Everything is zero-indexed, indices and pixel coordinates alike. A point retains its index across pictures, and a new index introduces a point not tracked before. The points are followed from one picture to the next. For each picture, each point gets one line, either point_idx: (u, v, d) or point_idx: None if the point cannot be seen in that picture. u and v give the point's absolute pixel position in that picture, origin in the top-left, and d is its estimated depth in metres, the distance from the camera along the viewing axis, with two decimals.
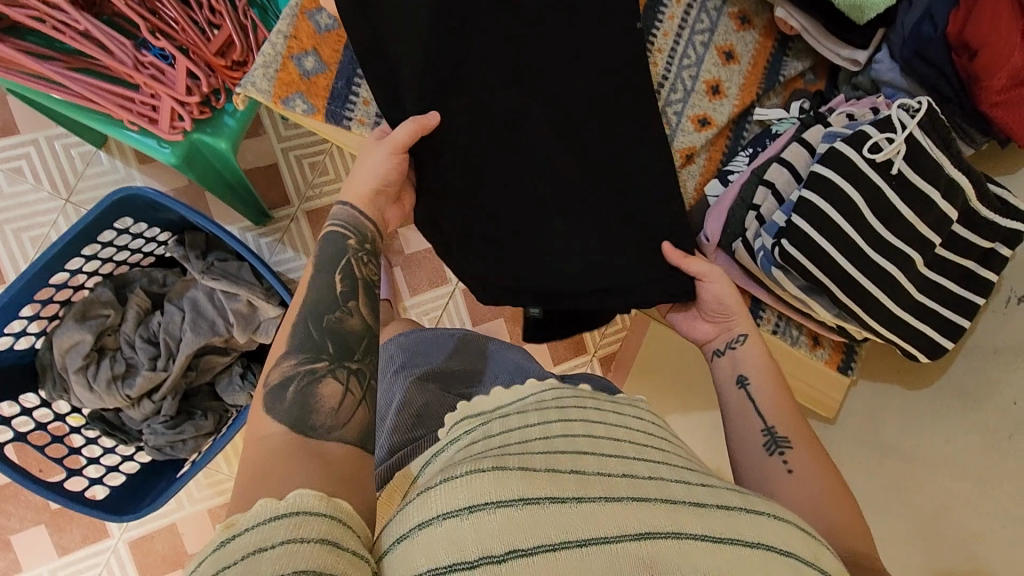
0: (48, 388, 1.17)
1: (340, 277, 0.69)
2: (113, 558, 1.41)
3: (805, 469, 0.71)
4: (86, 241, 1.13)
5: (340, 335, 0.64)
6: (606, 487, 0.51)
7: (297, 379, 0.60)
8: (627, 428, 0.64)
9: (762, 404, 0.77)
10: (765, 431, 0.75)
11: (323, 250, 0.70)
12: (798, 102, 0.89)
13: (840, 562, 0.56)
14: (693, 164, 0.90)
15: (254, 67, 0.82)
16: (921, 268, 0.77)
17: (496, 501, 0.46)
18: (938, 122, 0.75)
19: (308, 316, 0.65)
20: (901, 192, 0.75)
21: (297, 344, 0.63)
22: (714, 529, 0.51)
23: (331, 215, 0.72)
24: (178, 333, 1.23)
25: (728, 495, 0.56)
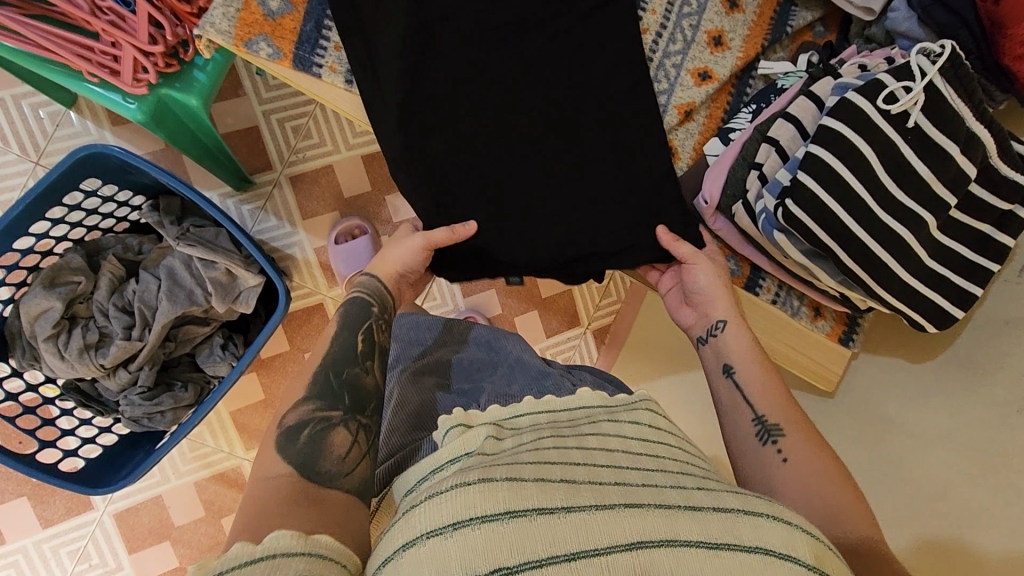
0: (18, 357, 1.13)
1: (361, 339, 0.72)
2: (98, 531, 1.39)
3: (801, 457, 0.66)
4: (51, 203, 1.07)
5: (357, 389, 0.68)
6: (597, 494, 0.49)
7: (311, 424, 0.63)
8: (622, 437, 0.62)
9: (751, 392, 0.72)
10: (756, 421, 0.70)
11: (348, 311, 0.74)
12: (806, 55, 0.82)
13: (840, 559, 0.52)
14: (692, 122, 0.84)
15: (213, 6, 0.77)
16: (934, 232, 0.72)
17: (480, 516, 0.45)
18: (961, 70, 0.69)
19: (329, 367, 0.69)
20: (917, 147, 0.69)
21: (314, 391, 0.66)
22: (711, 534, 0.47)
23: (358, 282, 0.76)
24: (154, 301, 1.18)
25: (726, 497, 0.52)
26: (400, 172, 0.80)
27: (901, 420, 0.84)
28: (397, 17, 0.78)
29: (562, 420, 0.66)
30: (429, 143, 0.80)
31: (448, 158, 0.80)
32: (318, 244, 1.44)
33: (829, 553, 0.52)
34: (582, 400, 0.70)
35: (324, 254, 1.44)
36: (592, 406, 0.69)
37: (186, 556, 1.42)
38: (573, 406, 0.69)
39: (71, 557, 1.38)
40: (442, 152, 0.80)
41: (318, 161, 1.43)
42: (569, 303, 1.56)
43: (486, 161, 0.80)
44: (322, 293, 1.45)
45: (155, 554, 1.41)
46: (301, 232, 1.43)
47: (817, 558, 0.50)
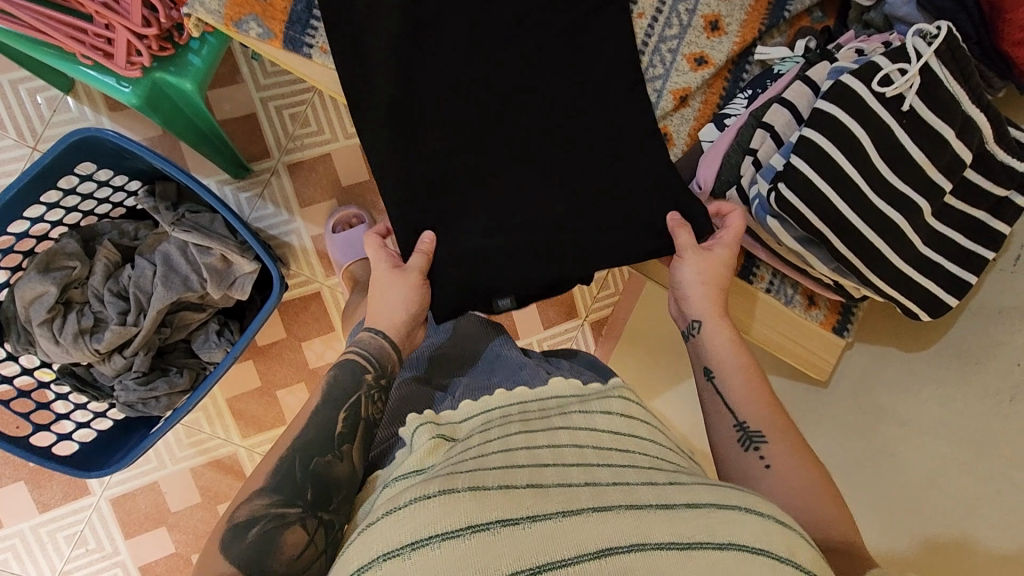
0: (13, 341, 1.13)
1: (343, 416, 0.70)
2: (95, 516, 1.39)
3: (782, 463, 0.70)
4: (44, 187, 1.07)
5: (322, 482, 0.65)
6: (563, 499, 0.50)
7: (263, 520, 0.62)
8: (594, 429, 0.64)
9: (731, 398, 0.75)
10: (737, 427, 0.73)
11: (338, 380, 0.73)
12: (804, 41, 0.81)
13: (816, 552, 0.52)
14: (688, 107, 0.84)
15: None
16: (928, 218, 0.72)
17: (440, 534, 0.46)
18: (958, 53, 0.68)
19: (297, 456, 0.66)
20: (912, 130, 0.69)
21: (273, 484, 0.64)
22: (683, 535, 0.48)
23: (357, 344, 0.75)
24: (150, 287, 1.18)
25: (696, 492, 0.54)
26: (392, 154, 0.80)
27: (893, 408, 0.84)
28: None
29: (532, 411, 0.68)
30: (422, 127, 0.79)
31: (440, 141, 0.80)
32: (315, 232, 1.44)
33: (803, 544, 0.52)
34: (555, 391, 0.71)
35: (321, 242, 1.44)
36: (564, 399, 0.70)
37: (182, 542, 1.43)
38: (546, 396, 0.70)
39: (69, 541, 1.39)
40: (435, 135, 0.80)
41: (316, 148, 1.42)
42: (567, 294, 1.56)
43: (478, 145, 0.80)
44: (320, 282, 1.45)
45: (152, 539, 1.41)
46: (299, 221, 1.43)
47: (789, 551, 0.50)
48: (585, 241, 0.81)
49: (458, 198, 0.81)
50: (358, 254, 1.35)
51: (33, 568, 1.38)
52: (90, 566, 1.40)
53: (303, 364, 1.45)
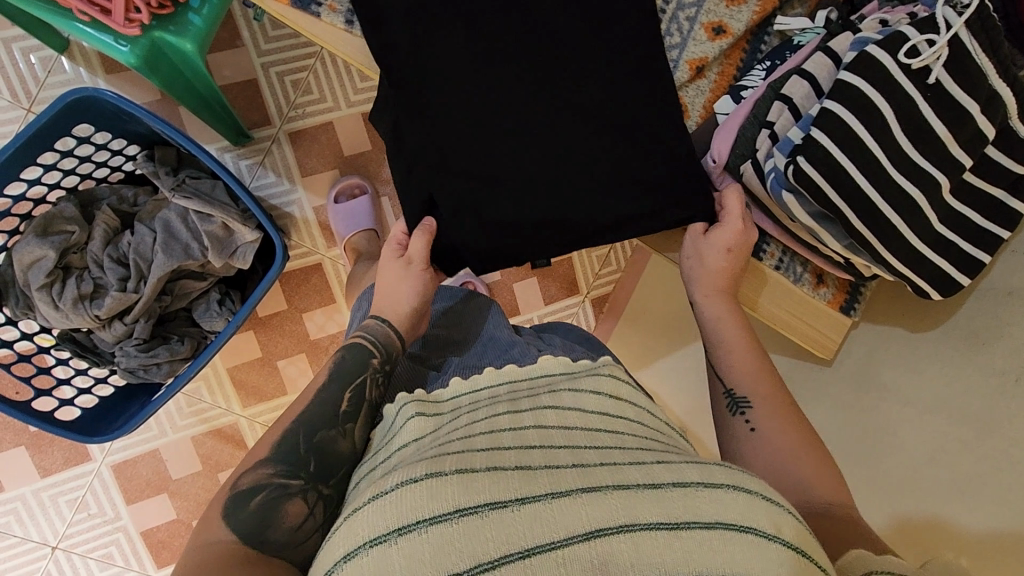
0: (11, 305, 1.12)
1: (348, 397, 0.70)
2: (96, 481, 1.40)
3: (767, 425, 0.71)
4: (41, 148, 1.05)
5: (324, 457, 0.65)
6: (551, 481, 0.50)
7: (266, 489, 0.61)
8: (583, 410, 0.63)
9: (724, 369, 0.77)
10: (727, 395, 0.75)
11: (346, 361, 0.72)
12: (824, 12, 0.78)
13: (803, 527, 0.52)
14: (703, 78, 0.82)
15: None
16: (946, 195, 0.71)
17: (426, 520, 0.46)
18: (990, 21, 0.67)
19: (302, 428, 0.66)
20: (937, 103, 0.67)
21: (278, 454, 0.64)
22: (670, 514, 0.48)
23: (365, 328, 0.76)
24: (150, 254, 1.16)
25: (685, 470, 0.53)
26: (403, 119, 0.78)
27: (895, 388, 0.84)
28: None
29: (521, 392, 0.66)
30: (432, 92, 0.78)
31: (453, 107, 0.78)
32: (318, 203, 1.42)
33: (791, 520, 0.52)
34: (544, 368, 0.70)
35: (323, 213, 1.42)
36: (554, 378, 0.69)
37: (184, 508, 1.44)
38: (534, 375, 0.69)
39: (70, 506, 1.40)
40: (446, 102, 0.78)
41: (318, 116, 1.40)
42: (569, 272, 1.55)
43: (491, 110, 0.78)
44: (321, 253, 1.44)
45: (152, 505, 1.43)
46: (300, 190, 1.41)
47: (777, 529, 0.50)
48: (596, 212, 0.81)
49: (469, 166, 0.79)
50: (362, 224, 1.36)
51: (34, 531, 1.39)
52: (92, 530, 1.41)
53: (304, 335, 1.45)
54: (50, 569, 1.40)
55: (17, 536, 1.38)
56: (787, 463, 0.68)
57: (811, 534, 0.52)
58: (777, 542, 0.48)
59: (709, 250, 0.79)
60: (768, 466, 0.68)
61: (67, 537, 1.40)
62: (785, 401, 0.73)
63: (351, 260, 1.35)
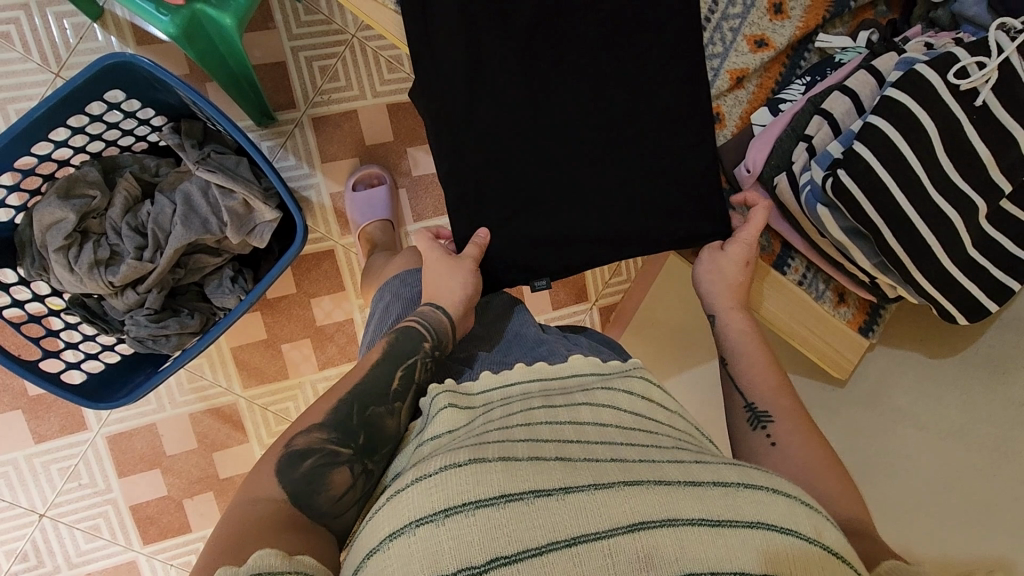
0: (27, 266, 1.12)
1: (399, 376, 0.69)
2: (90, 451, 1.39)
3: (788, 440, 0.71)
4: (72, 110, 1.05)
5: (374, 431, 0.64)
6: (593, 473, 0.49)
7: (316, 455, 0.61)
8: (615, 409, 0.63)
9: (743, 383, 0.77)
10: (747, 408, 0.75)
11: (396, 343, 0.71)
12: (867, 32, 0.79)
13: (843, 534, 0.52)
14: (742, 89, 0.83)
15: None
16: (981, 220, 0.71)
17: (474, 502, 0.45)
18: None
19: (352, 400, 0.66)
20: (981, 127, 0.68)
21: (331, 421, 0.64)
22: (713, 512, 0.48)
23: (420, 316, 0.74)
24: (169, 225, 1.16)
25: (724, 471, 0.53)
26: (440, 106, 0.78)
27: (910, 410, 0.84)
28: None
29: (554, 388, 0.66)
30: (472, 83, 0.78)
31: (492, 97, 0.78)
32: (336, 190, 1.42)
33: (832, 528, 0.52)
34: (575, 368, 0.70)
35: (340, 199, 1.42)
36: (585, 379, 0.68)
37: (176, 485, 1.43)
38: (566, 374, 0.69)
39: (62, 475, 1.38)
40: (484, 93, 0.78)
41: (343, 104, 1.40)
42: (580, 277, 1.55)
43: (528, 106, 0.79)
44: (334, 240, 1.43)
45: (144, 480, 1.41)
46: (319, 175, 1.41)
47: (817, 533, 0.50)
48: (629, 213, 0.81)
49: (503, 158, 0.79)
50: (378, 215, 1.36)
51: (24, 497, 1.37)
52: (82, 500, 1.39)
53: (311, 321, 1.44)
54: (37, 538, 1.38)
55: (5, 501, 1.37)
56: (809, 481, 0.66)
57: (843, 535, 0.53)
58: (818, 546, 0.48)
59: (727, 266, 0.80)
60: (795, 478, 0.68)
61: (55, 506, 1.39)
62: (804, 414, 0.73)
63: (365, 250, 1.35)
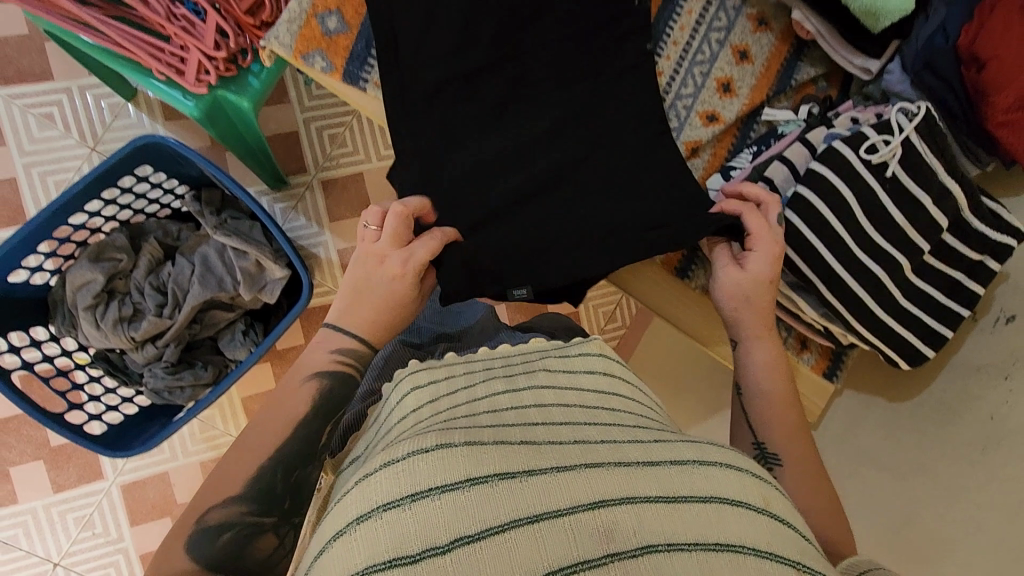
0: (58, 323, 1.22)
1: (330, 429, 0.71)
2: (105, 500, 1.45)
3: (795, 484, 0.70)
4: (104, 185, 1.16)
5: (298, 493, 0.67)
6: (556, 454, 0.47)
7: (235, 527, 0.63)
8: (578, 392, 0.64)
9: (756, 420, 0.76)
10: (755, 446, 0.75)
11: (333, 386, 0.72)
12: (807, 106, 0.90)
13: (785, 498, 0.51)
14: (699, 157, 0.91)
15: (279, 23, 0.84)
16: (908, 273, 0.80)
17: (439, 486, 0.43)
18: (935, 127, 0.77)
19: (277, 466, 0.66)
20: (895, 195, 0.77)
21: (251, 491, 0.65)
22: (669, 489, 0.46)
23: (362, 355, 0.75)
24: (187, 284, 1.26)
25: (681, 449, 0.51)
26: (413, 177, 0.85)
27: (874, 452, 0.89)
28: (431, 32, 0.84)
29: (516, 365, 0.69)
30: None
31: None
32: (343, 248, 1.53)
33: (776, 494, 0.51)
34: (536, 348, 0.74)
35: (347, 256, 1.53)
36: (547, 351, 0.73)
37: None
38: (525, 350, 0.74)
39: (77, 523, 1.44)
40: None
41: (351, 168, 1.52)
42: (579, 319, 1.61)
43: None
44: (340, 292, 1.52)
45: (155, 528, 1.46)
46: (327, 234, 1.51)
47: (766, 502, 0.49)
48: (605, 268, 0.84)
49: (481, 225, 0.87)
50: None
51: (41, 546, 1.43)
52: (94, 550, 1.44)
53: None
54: None
55: (21, 550, 1.42)
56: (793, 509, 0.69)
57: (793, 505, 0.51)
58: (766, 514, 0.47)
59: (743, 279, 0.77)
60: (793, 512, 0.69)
61: (69, 555, 1.44)
62: (816, 455, 0.73)
63: None
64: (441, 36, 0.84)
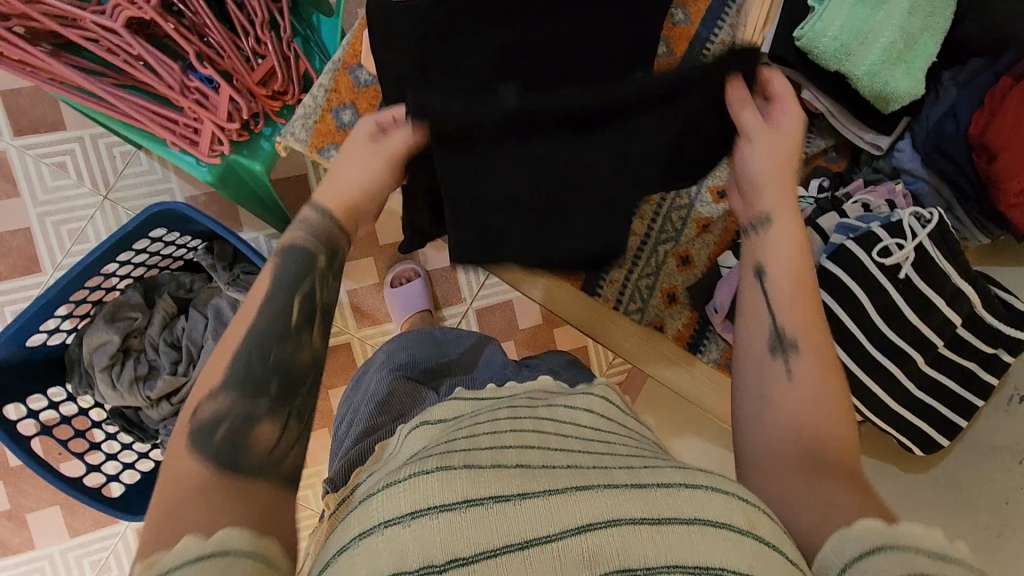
0: (75, 382, 1.24)
1: (298, 302, 0.60)
2: (120, 544, 1.46)
3: (805, 371, 0.61)
4: (120, 249, 1.16)
5: (288, 373, 0.57)
6: (549, 477, 0.46)
7: (229, 420, 0.53)
8: (576, 421, 0.61)
9: (774, 297, 0.65)
10: (772, 334, 0.64)
11: (287, 266, 0.61)
12: (818, 180, 0.92)
13: (781, 527, 0.48)
14: (709, 233, 0.94)
15: (295, 120, 0.89)
16: (921, 365, 0.83)
17: (439, 505, 0.42)
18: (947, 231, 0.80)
19: (256, 344, 0.57)
20: (906, 294, 0.79)
21: (234, 376, 0.55)
22: (651, 510, 0.44)
23: (303, 223, 0.64)
24: (200, 339, 1.27)
25: (670, 471, 0.49)
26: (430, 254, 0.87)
27: None
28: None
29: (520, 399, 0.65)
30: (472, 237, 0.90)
31: None
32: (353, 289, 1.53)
33: (770, 522, 0.48)
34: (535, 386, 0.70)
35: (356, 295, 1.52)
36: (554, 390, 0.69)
37: None
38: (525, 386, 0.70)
39: (92, 568, 1.45)
40: None
41: None
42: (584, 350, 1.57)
43: None
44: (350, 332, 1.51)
45: None
46: None
47: (752, 525, 0.46)
48: None
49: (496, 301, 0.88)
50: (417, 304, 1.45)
51: None
52: None
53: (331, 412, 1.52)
54: None
55: None
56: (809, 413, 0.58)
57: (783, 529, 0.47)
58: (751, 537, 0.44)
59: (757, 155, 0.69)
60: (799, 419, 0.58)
61: None
62: (837, 365, 0.63)
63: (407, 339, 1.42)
64: None
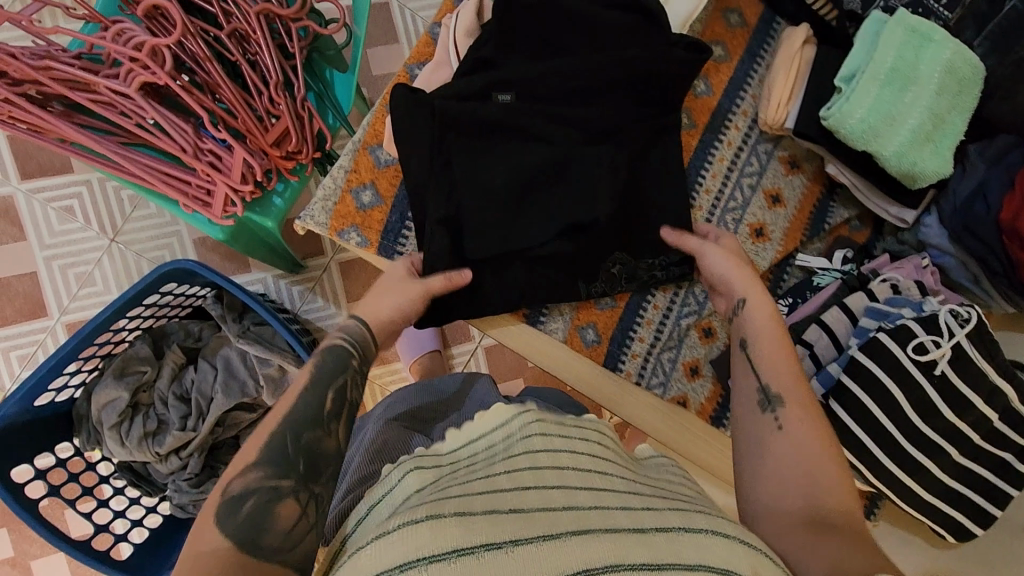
0: (83, 439, 1.22)
1: (331, 398, 0.65)
2: None
3: (798, 429, 0.66)
4: (131, 305, 1.15)
5: (314, 456, 0.60)
6: (545, 522, 0.46)
7: (256, 495, 0.56)
8: (572, 451, 0.60)
9: (763, 367, 0.72)
10: (760, 392, 0.70)
11: (325, 364, 0.68)
12: (841, 254, 0.99)
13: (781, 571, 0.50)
14: None
15: (314, 204, 0.93)
16: (955, 456, 0.85)
17: (428, 556, 0.42)
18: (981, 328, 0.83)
19: (288, 429, 0.61)
20: (942, 389, 0.83)
21: (265, 458, 0.58)
22: (651, 556, 0.45)
23: (342, 330, 0.73)
24: (210, 392, 1.26)
25: (667, 515, 0.51)
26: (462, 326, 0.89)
27: None
28: (501, 183, 0.88)
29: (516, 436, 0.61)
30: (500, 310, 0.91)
31: None
32: None
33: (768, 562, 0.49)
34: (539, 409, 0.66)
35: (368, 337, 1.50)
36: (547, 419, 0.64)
37: None
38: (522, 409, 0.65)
39: None
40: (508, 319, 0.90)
41: None
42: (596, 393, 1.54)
43: None
44: None
45: None
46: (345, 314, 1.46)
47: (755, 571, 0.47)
48: None
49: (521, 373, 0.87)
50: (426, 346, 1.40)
51: None
52: None
53: None
54: None
55: None
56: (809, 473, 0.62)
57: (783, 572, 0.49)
58: None
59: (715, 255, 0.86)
60: (794, 469, 0.63)
61: None
62: (830, 434, 0.67)
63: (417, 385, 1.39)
64: (490, 200, 0.88)
